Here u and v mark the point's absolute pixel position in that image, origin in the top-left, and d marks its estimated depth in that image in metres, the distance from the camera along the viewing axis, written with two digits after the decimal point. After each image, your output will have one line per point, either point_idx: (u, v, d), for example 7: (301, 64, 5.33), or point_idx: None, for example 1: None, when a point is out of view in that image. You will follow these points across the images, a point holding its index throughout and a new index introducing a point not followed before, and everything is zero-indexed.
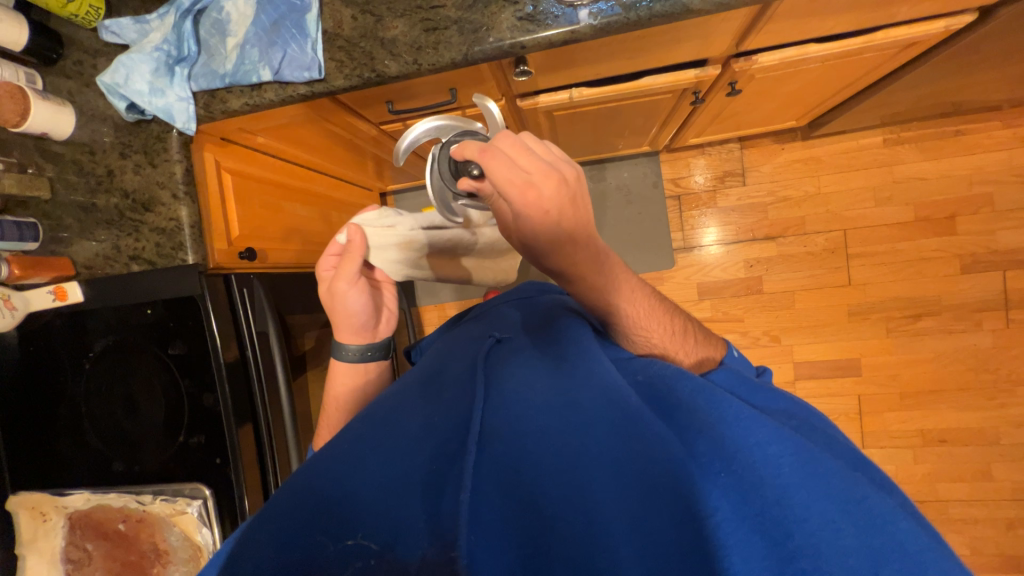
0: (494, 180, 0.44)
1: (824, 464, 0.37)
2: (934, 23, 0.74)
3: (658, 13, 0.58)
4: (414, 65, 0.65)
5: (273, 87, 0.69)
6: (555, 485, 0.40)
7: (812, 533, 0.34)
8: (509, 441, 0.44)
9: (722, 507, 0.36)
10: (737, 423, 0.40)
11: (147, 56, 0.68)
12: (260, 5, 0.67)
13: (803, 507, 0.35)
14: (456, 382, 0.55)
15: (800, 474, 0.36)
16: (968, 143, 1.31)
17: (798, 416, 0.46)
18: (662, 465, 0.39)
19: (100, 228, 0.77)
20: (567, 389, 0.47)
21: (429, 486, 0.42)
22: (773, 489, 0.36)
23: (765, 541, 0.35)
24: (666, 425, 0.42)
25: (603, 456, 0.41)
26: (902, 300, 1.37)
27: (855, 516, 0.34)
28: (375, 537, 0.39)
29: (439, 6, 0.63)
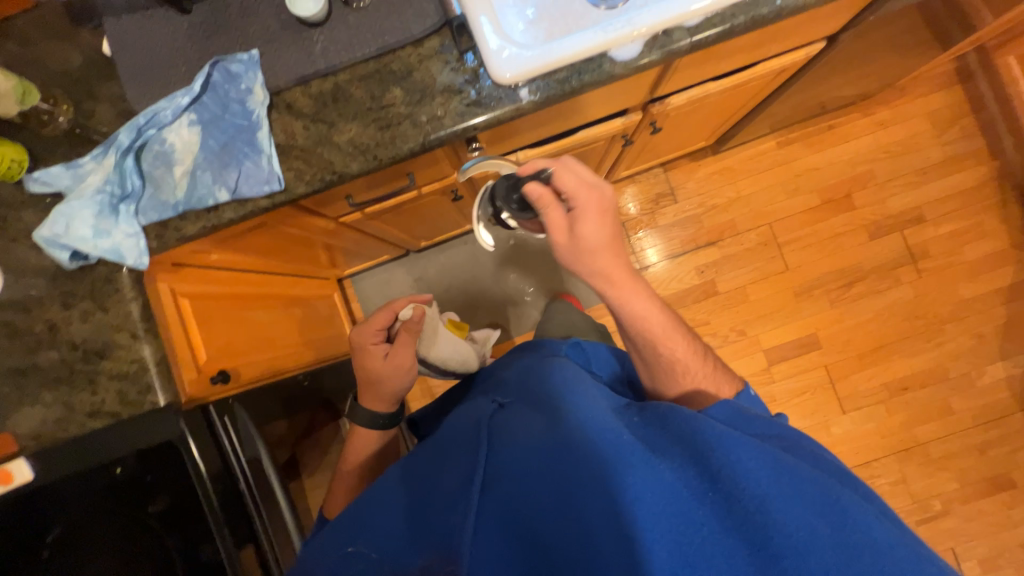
0: (567, 186, 0.57)
1: (801, 476, 0.43)
2: (798, 51, 0.89)
3: (588, 82, 0.66)
4: (374, 161, 0.67)
5: (231, 206, 0.68)
6: (561, 529, 0.45)
7: (790, 536, 0.40)
8: (517, 497, 0.48)
9: (711, 523, 0.42)
10: (733, 446, 0.44)
11: (88, 201, 0.66)
12: (206, 131, 0.67)
13: (780, 515, 0.41)
14: (464, 443, 0.57)
15: (779, 488, 0.42)
16: (841, 133, 1.55)
17: (802, 446, 0.49)
18: (660, 500, 0.43)
19: (44, 389, 0.69)
20: (566, 435, 0.50)
21: (448, 544, 0.47)
22: (756, 500, 0.42)
23: (747, 543, 0.41)
24: (661, 458, 0.46)
25: (601, 495, 0.45)
26: (833, 273, 1.54)
27: (831, 521, 0.41)
28: (371, 549, 0.52)
29: (389, 105, 0.67)
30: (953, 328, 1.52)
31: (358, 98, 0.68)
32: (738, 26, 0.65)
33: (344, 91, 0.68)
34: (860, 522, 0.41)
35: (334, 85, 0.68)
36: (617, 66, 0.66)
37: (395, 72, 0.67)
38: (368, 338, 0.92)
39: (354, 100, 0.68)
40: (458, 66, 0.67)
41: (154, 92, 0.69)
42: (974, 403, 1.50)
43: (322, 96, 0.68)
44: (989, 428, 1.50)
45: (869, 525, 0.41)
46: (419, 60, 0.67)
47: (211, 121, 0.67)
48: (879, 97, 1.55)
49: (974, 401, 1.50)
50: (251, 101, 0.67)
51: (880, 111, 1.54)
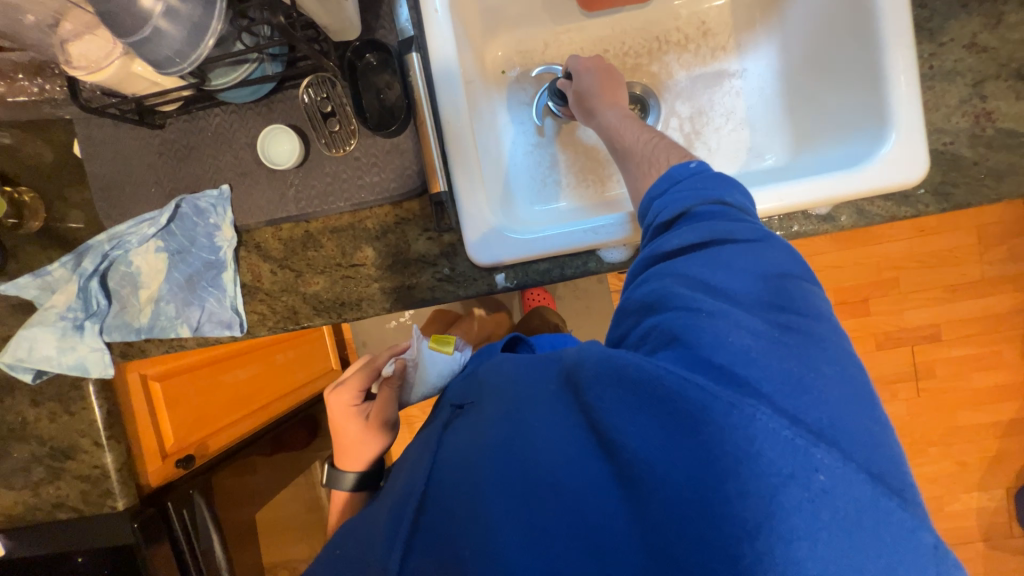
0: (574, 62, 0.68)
1: (694, 383, 0.33)
2: None
3: (570, 275, 0.62)
4: (338, 320, 0.65)
5: (192, 340, 0.67)
6: (458, 501, 0.43)
7: (710, 449, 0.32)
8: (436, 483, 0.46)
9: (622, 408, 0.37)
10: (654, 371, 0.35)
11: (51, 325, 0.65)
12: (173, 260, 0.65)
13: (653, 462, 0.34)
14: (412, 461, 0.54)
15: (676, 426, 0.34)
16: (875, 234, 1.43)
17: (741, 300, 0.39)
18: (550, 464, 0.40)
19: (14, 475, 0.73)
20: (486, 426, 0.47)
21: (377, 546, 0.48)
22: (661, 434, 0.34)
23: (663, 420, 0.35)
24: (557, 417, 0.43)
25: (495, 476, 0.41)
26: None
27: (736, 443, 0.32)
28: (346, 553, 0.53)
29: (359, 264, 0.64)
30: (937, 451, 1.48)
31: (328, 251, 0.64)
32: None
33: (315, 241, 0.64)
34: (773, 434, 0.31)
35: (304, 232, 0.64)
36: (603, 266, 0.61)
37: (369, 231, 0.63)
38: (349, 391, 0.74)
39: (324, 251, 0.64)
40: (435, 237, 0.62)
41: (123, 209, 0.66)
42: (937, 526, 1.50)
43: (291, 243, 0.64)
44: None
45: (795, 468, 0.31)
46: (395, 221, 0.62)
47: (178, 252, 0.65)
48: None
49: (938, 524, 1.50)
50: (218, 238, 0.64)
51: (925, 216, 1.41)
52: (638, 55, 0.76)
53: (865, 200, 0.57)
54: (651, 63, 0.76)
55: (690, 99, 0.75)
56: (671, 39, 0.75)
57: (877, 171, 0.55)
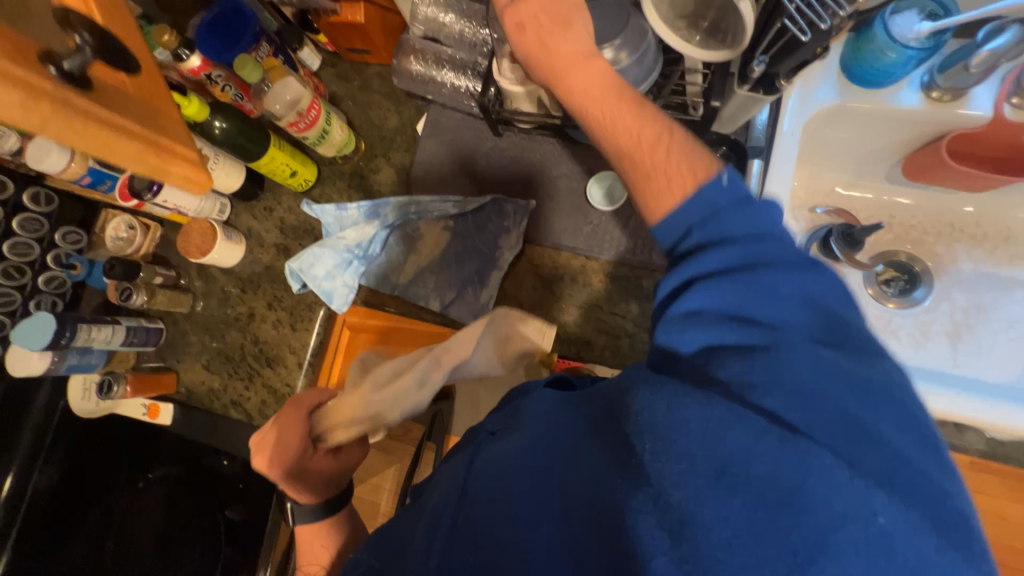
0: None
1: (752, 453, 0.29)
2: None
3: None
4: (576, 356, 0.66)
5: (435, 315, 0.71)
6: (495, 512, 0.35)
7: (791, 493, 0.28)
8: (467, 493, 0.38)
9: (667, 450, 0.31)
10: (643, 401, 0.34)
11: (336, 249, 0.72)
12: (454, 242, 0.71)
13: (722, 513, 0.28)
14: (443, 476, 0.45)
15: (766, 463, 0.29)
16: None
17: (794, 392, 0.31)
18: (583, 487, 0.33)
19: (217, 358, 0.78)
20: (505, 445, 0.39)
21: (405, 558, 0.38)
22: (714, 465, 0.29)
23: (740, 492, 0.29)
24: (568, 428, 0.38)
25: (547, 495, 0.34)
26: None
27: (786, 502, 0.28)
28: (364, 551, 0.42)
29: (619, 315, 0.66)
30: None
31: (595, 290, 0.67)
32: None
33: (587, 278, 0.67)
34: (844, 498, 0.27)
35: (580, 265, 0.67)
36: None
37: (642, 289, 0.65)
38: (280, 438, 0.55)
39: (591, 289, 0.67)
40: None
41: (434, 185, 0.74)
42: None
43: (564, 270, 0.68)
44: None
45: (852, 506, 0.27)
46: None
47: (462, 237, 0.71)
48: None
49: None
50: (503, 240, 0.69)
51: None
52: (925, 232, 0.76)
53: None
54: (936, 244, 0.76)
55: (972, 293, 0.73)
56: (966, 231, 0.75)
57: None
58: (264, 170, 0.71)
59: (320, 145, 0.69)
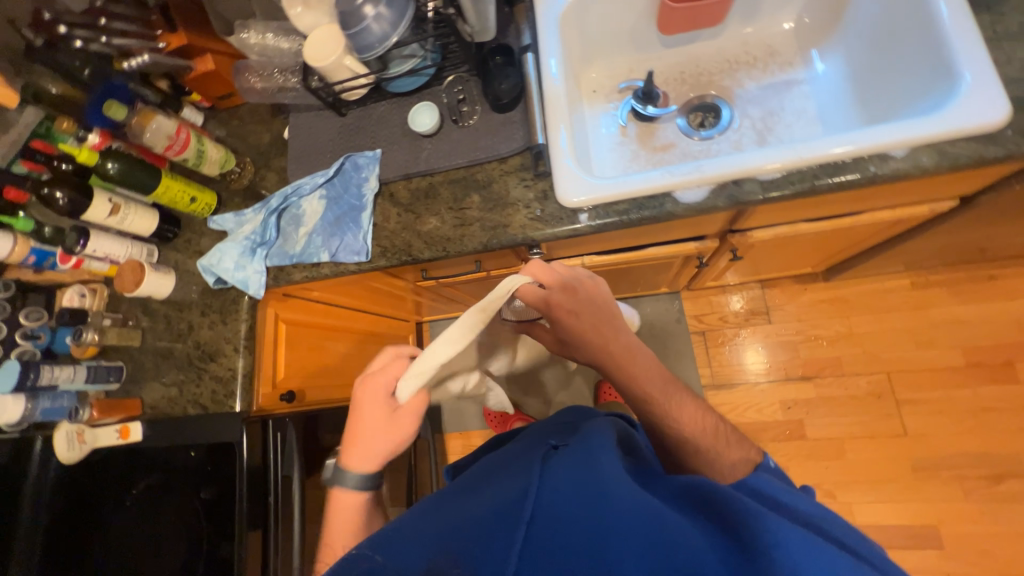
0: None
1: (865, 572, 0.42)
2: (924, 206, 0.79)
3: (649, 216, 0.68)
4: (442, 252, 0.77)
5: (328, 266, 0.83)
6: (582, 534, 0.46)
7: None
8: (548, 506, 0.49)
9: (783, 545, 0.43)
10: (759, 516, 0.46)
11: (238, 243, 0.86)
12: (329, 204, 0.85)
13: None
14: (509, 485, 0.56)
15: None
16: (1005, 287, 1.29)
17: (807, 516, 0.51)
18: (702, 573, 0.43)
19: (171, 371, 0.90)
20: (602, 471, 0.52)
21: (483, 529, 0.49)
22: (812, 550, 0.43)
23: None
24: (688, 524, 0.48)
25: (658, 555, 0.44)
26: (973, 456, 1.23)
27: None
28: (379, 552, 0.52)
29: (467, 208, 0.78)
30: None
31: (444, 197, 0.79)
32: (822, 187, 0.63)
33: (437, 191, 0.80)
34: None
35: (428, 184, 0.81)
36: (680, 207, 0.67)
37: (479, 181, 0.78)
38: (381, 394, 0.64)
39: (441, 197, 0.80)
40: (531, 184, 0.75)
41: (305, 169, 0.89)
42: None
43: (417, 192, 0.81)
44: None
45: None
46: (501, 173, 0.77)
47: (335, 198, 0.85)
48: None
49: None
50: (365, 187, 0.83)
51: None
52: (711, 74, 0.89)
53: (947, 142, 0.60)
54: (723, 79, 0.88)
55: (762, 103, 0.85)
56: (740, 61, 0.88)
57: (956, 115, 0.59)
58: (166, 198, 0.86)
59: (203, 164, 0.86)
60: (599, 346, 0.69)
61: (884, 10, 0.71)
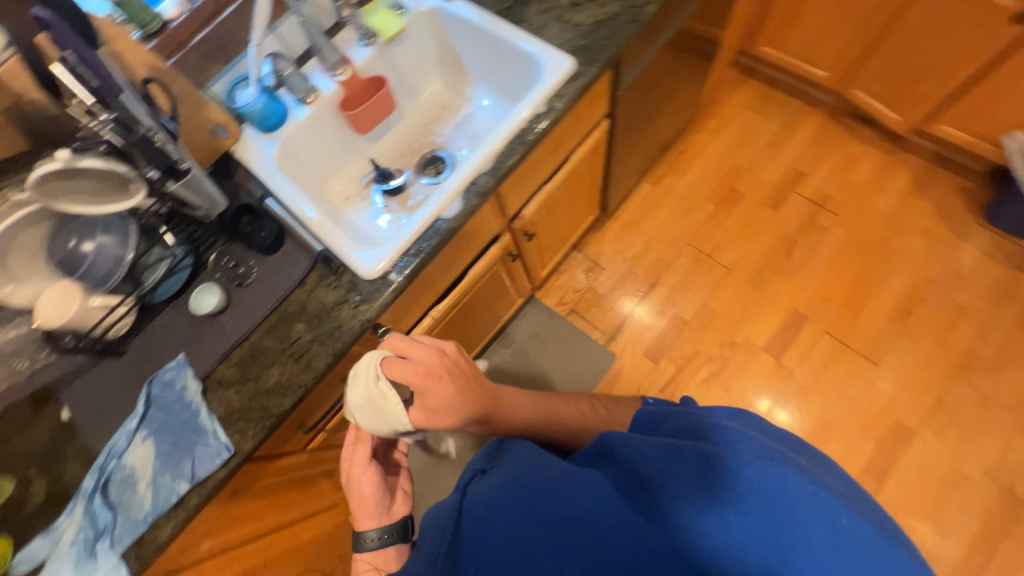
0: None
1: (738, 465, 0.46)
2: (596, 131, 1.12)
3: (437, 242, 0.81)
4: (300, 388, 0.77)
5: (195, 492, 0.74)
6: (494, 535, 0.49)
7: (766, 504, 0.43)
8: (476, 529, 0.51)
9: (667, 474, 0.47)
10: (643, 451, 0.50)
11: (64, 556, 0.69)
12: (158, 436, 0.75)
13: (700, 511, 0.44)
14: (431, 526, 0.56)
15: (705, 494, 0.45)
16: (694, 151, 1.81)
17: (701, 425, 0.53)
18: (602, 526, 0.46)
19: None
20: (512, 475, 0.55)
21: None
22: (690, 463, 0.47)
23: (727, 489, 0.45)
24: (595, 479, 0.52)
25: (563, 522, 0.47)
26: (769, 252, 1.63)
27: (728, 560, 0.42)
28: None
29: (297, 339, 0.79)
30: (900, 239, 1.58)
31: (271, 345, 0.80)
32: (520, 153, 0.85)
33: (261, 345, 0.80)
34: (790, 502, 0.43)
35: (249, 346, 0.80)
36: (451, 221, 0.82)
37: (294, 312, 0.81)
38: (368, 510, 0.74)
39: (268, 347, 0.79)
40: (338, 283, 0.82)
41: (110, 426, 0.78)
42: (978, 290, 1.48)
43: (243, 360, 0.79)
44: (1006, 302, 1.46)
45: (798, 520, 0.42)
46: (308, 293, 0.82)
47: (159, 427, 0.76)
48: (701, 115, 1.85)
49: (976, 287, 1.49)
50: (187, 394, 0.77)
51: (710, 122, 1.83)
52: (416, 138, 1.10)
53: (558, 89, 0.88)
54: (426, 137, 1.10)
55: (460, 135, 1.09)
56: (428, 120, 1.11)
57: (550, 76, 0.88)
58: None
59: None
60: (471, 404, 0.69)
61: (476, 48, 1.02)
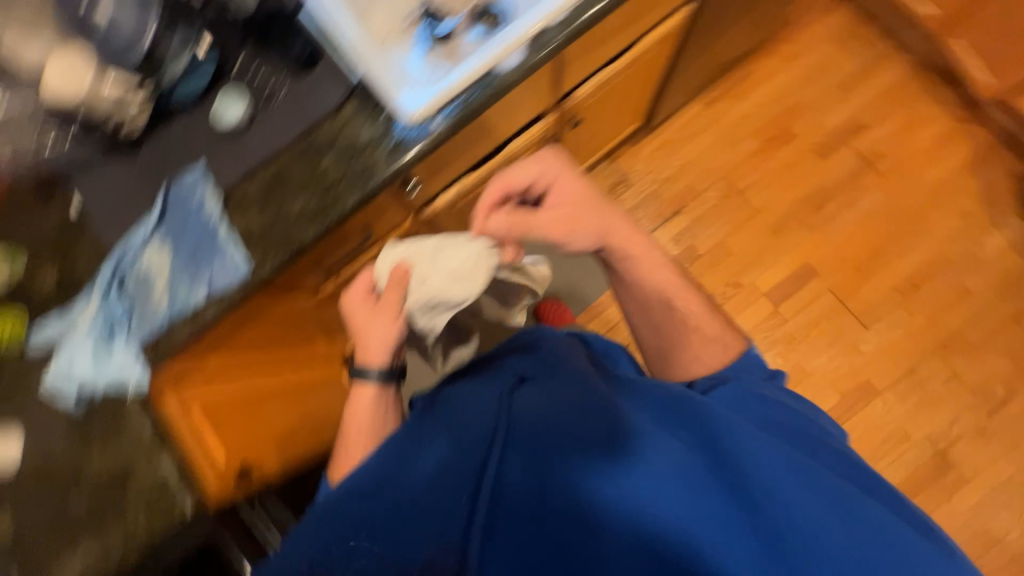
0: None
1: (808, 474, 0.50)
2: (676, 14, 1.00)
3: (489, 95, 0.75)
4: (325, 223, 0.74)
5: (212, 304, 0.74)
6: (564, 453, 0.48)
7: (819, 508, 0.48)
8: (538, 438, 0.50)
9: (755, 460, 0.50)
10: (731, 432, 0.52)
11: (86, 338, 0.72)
12: (174, 244, 0.74)
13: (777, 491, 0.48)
14: (472, 412, 0.54)
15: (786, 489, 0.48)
16: (757, 77, 1.66)
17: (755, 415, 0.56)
18: (679, 476, 0.49)
19: (80, 533, 0.69)
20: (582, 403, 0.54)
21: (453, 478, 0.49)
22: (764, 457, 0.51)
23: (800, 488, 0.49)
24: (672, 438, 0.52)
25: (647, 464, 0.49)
26: (801, 201, 1.58)
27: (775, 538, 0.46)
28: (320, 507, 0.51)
29: (325, 172, 0.75)
30: (935, 214, 1.54)
31: (298, 173, 0.76)
32: (599, 10, 0.75)
33: (287, 172, 0.76)
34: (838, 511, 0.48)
35: (274, 170, 0.76)
36: (509, 74, 0.74)
37: (324, 143, 0.76)
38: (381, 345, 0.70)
39: (294, 175, 0.76)
40: (374, 121, 0.76)
41: (121, 224, 0.75)
42: (988, 278, 1.50)
43: (266, 183, 0.76)
44: (1009, 296, 1.48)
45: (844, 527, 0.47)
46: (341, 126, 0.76)
47: (175, 234, 0.74)
48: (776, 37, 1.66)
49: (987, 276, 1.50)
50: (206, 207, 0.74)
51: (783, 47, 1.66)
52: None
53: None
54: None
55: None
56: None
57: None
58: None
59: None
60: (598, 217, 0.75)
61: None
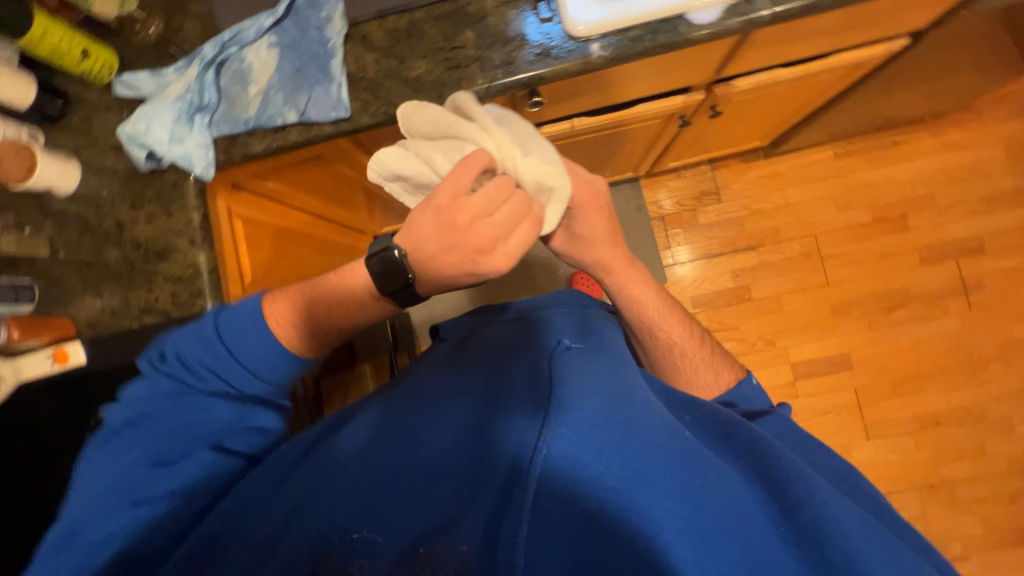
0: None
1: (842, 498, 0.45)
2: (881, 44, 0.88)
3: (662, 42, 0.66)
4: (437, 99, 0.68)
5: (298, 128, 0.70)
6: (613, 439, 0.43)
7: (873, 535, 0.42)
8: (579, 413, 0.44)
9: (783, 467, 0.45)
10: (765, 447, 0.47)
11: (170, 105, 0.70)
12: (285, 53, 0.70)
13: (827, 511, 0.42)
14: (517, 383, 0.53)
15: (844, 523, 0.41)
16: (904, 151, 1.50)
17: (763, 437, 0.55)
18: (723, 492, 0.42)
19: (107, 282, 0.72)
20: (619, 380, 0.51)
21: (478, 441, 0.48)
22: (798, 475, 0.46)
23: (845, 510, 0.43)
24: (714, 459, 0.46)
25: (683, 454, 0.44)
26: (875, 294, 1.49)
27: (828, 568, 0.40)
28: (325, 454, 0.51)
29: (460, 47, 0.69)
30: (997, 367, 1.45)
31: (431, 36, 0.69)
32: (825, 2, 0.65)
33: (421, 30, 0.69)
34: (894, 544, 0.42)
35: (408, 23, 0.70)
36: (694, 29, 0.65)
37: (470, 16, 0.69)
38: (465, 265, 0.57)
39: (426, 37, 0.69)
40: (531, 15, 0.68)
41: (242, 11, 0.72)
42: (1012, 450, 1.43)
43: (395, 33, 0.70)
44: None
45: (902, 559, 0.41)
46: (495, 6, 0.69)
47: (290, 44, 0.70)
48: (947, 118, 1.49)
49: (1013, 447, 1.43)
50: (329, 30, 0.69)
51: (948, 132, 1.49)
52: None
53: None
54: None
55: None
56: None
57: None
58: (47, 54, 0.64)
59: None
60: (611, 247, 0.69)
61: None
